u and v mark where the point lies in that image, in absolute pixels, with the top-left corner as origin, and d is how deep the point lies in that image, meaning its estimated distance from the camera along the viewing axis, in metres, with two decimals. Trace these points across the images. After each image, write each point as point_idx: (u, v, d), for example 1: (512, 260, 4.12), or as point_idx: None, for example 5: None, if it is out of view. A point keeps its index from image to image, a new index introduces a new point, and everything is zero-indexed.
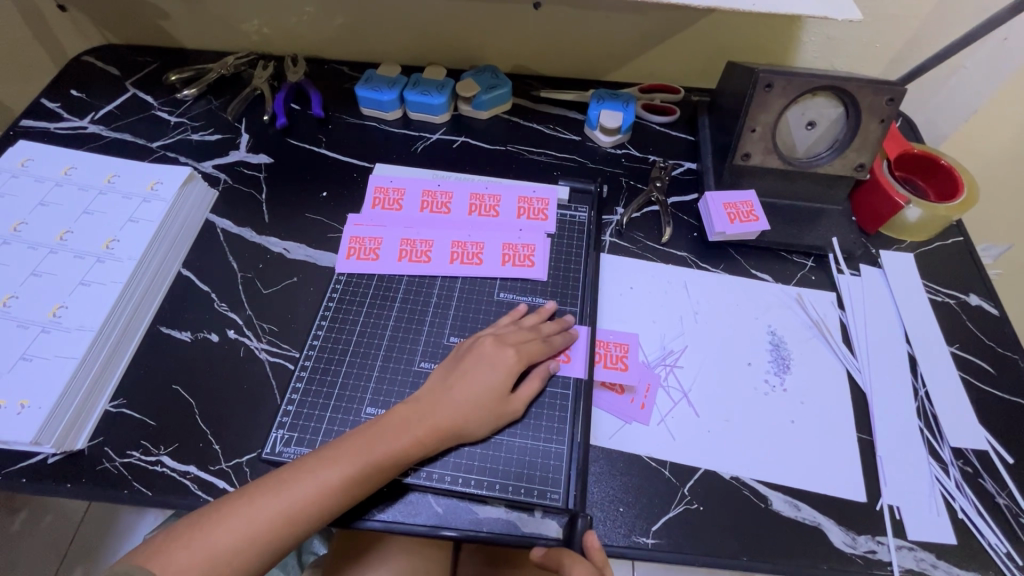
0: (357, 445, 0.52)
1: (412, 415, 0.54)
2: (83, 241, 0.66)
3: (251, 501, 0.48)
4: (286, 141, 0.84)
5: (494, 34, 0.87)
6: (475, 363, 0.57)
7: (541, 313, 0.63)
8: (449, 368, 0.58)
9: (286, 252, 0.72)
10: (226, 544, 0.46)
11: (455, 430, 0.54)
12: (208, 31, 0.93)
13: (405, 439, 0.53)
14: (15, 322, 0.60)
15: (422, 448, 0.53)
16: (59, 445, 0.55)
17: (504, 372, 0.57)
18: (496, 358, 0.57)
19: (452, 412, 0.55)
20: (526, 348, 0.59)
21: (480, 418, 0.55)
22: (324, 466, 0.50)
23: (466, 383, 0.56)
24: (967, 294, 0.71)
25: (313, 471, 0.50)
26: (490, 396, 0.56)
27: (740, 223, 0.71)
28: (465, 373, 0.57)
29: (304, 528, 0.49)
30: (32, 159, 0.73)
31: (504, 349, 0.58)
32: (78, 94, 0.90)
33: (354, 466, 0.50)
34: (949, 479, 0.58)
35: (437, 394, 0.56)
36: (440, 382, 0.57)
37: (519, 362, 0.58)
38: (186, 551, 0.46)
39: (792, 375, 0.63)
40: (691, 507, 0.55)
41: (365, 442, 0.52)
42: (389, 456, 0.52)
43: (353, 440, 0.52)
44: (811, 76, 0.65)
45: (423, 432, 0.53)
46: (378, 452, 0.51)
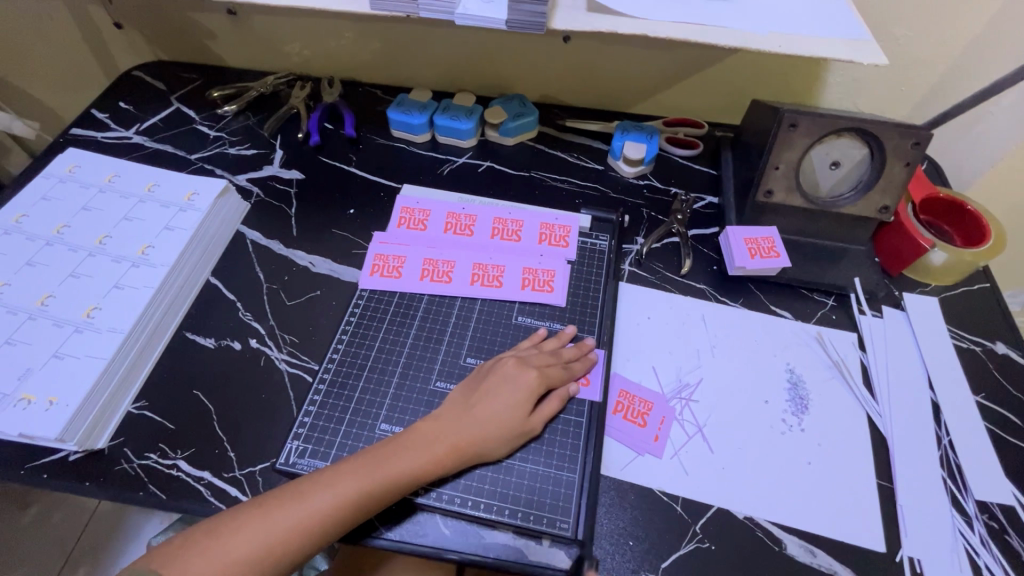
0: (375, 460, 0.52)
1: (432, 432, 0.55)
2: (120, 246, 0.69)
3: (267, 511, 0.49)
4: (318, 158, 0.87)
5: (523, 64, 0.90)
6: (497, 383, 0.58)
7: (561, 337, 0.64)
8: (471, 387, 0.58)
9: (311, 266, 0.74)
10: (241, 553, 0.47)
11: (473, 449, 0.55)
12: (251, 52, 0.98)
13: (425, 455, 0.53)
14: (52, 321, 0.62)
15: (441, 465, 0.53)
16: (81, 443, 0.57)
17: (526, 394, 0.57)
18: (518, 380, 0.58)
19: (472, 431, 0.55)
20: (548, 371, 0.59)
21: (499, 439, 0.55)
22: (342, 479, 0.51)
23: (487, 403, 0.56)
24: (993, 341, 0.69)
25: (332, 483, 0.50)
26: (510, 417, 0.56)
27: (760, 258, 0.71)
28: (486, 393, 0.57)
29: (317, 541, 0.49)
30: (79, 165, 0.77)
31: (527, 371, 0.58)
32: (125, 106, 0.94)
33: (372, 481, 0.51)
34: (973, 534, 0.56)
35: (458, 412, 0.56)
36: (461, 401, 0.57)
37: (541, 385, 0.58)
38: (201, 558, 0.46)
39: (810, 416, 0.62)
40: (702, 545, 0.54)
41: (384, 456, 0.52)
42: (406, 472, 0.52)
43: (372, 454, 0.53)
44: (836, 117, 0.65)
45: (442, 450, 0.54)
46: (396, 467, 0.52)
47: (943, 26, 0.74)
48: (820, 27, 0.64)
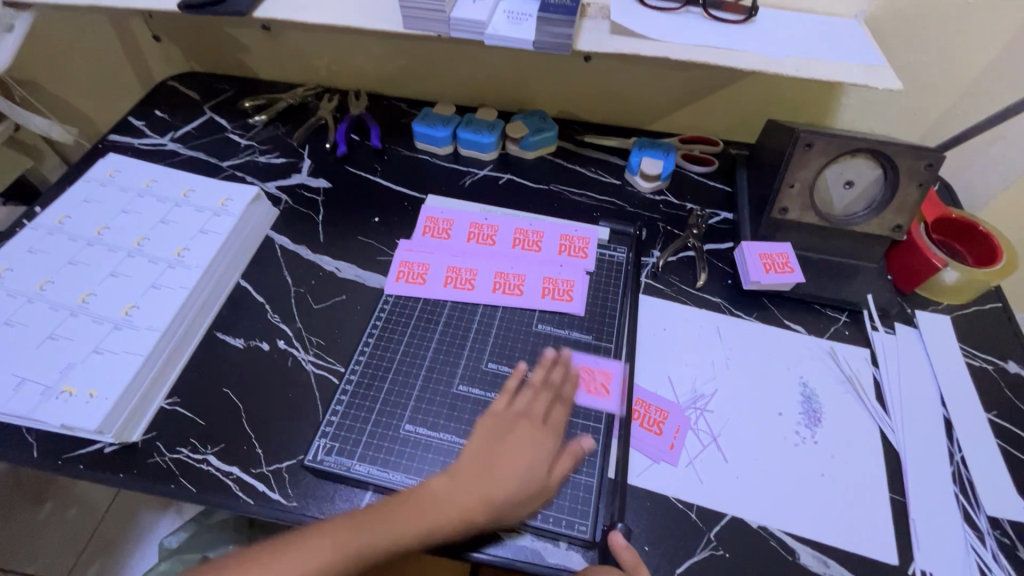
0: (382, 521, 0.51)
1: (442, 493, 0.53)
2: (157, 248, 0.72)
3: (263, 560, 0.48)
4: (345, 168, 0.90)
5: (545, 82, 0.93)
6: (518, 443, 0.56)
7: (568, 376, 0.64)
8: (490, 441, 0.57)
9: (338, 271, 0.76)
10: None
11: (488, 518, 0.52)
12: (282, 65, 1.01)
13: (435, 521, 0.51)
14: (92, 318, 0.65)
15: (450, 531, 0.52)
16: (118, 435, 0.59)
17: (543, 456, 0.56)
18: (537, 442, 0.57)
19: (487, 495, 0.53)
20: (558, 422, 0.59)
21: (516, 505, 0.53)
22: (345, 538, 0.49)
23: (503, 466, 0.55)
24: (1005, 360, 0.70)
25: (334, 541, 0.49)
26: (527, 483, 0.54)
27: (775, 273, 0.73)
28: (505, 453, 0.56)
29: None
30: (119, 170, 0.81)
31: (547, 433, 0.58)
32: (161, 114, 0.98)
33: (377, 541, 0.50)
34: (985, 549, 0.56)
35: (475, 473, 0.54)
36: (479, 457, 0.55)
37: (557, 448, 0.58)
38: None
39: (823, 429, 0.64)
40: (717, 552, 0.55)
41: (392, 515, 0.51)
42: (414, 536, 0.50)
43: (380, 512, 0.51)
44: (850, 138, 0.67)
45: (455, 515, 0.52)
46: (404, 530, 0.51)
47: (955, 53, 0.76)
48: (836, 52, 0.66)
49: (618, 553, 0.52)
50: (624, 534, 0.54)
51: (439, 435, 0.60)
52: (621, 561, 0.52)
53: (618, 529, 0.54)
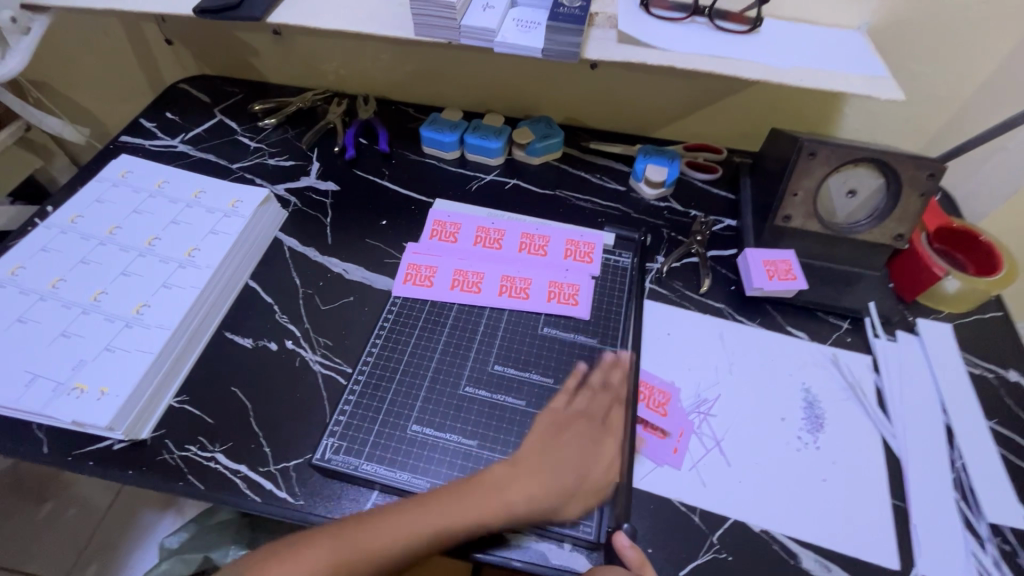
0: (448, 505, 0.53)
1: (510, 480, 0.56)
2: (168, 248, 0.73)
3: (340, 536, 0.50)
4: (353, 172, 0.91)
5: (551, 89, 0.94)
6: (578, 440, 0.59)
7: (616, 367, 0.65)
8: (551, 434, 0.59)
9: (345, 273, 0.77)
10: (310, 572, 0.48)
11: (544, 509, 0.55)
12: (292, 69, 1.03)
13: (496, 508, 0.53)
14: (103, 316, 0.66)
15: (509, 519, 0.54)
16: (128, 432, 0.60)
17: (604, 456, 0.59)
18: (598, 440, 0.59)
19: (545, 487, 0.56)
20: (615, 419, 0.62)
21: (572, 500, 0.56)
22: (414, 518, 0.52)
23: (565, 457, 0.58)
24: (1006, 369, 0.71)
25: (402, 520, 0.52)
26: (584, 479, 0.57)
27: (778, 280, 0.73)
28: (564, 447, 0.59)
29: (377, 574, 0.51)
30: (131, 171, 0.82)
31: (608, 432, 0.60)
32: (172, 117, 0.99)
33: (443, 525, 0.52)
34: (985, 555, 0.57)
35: (536, 465, 0.57)
36: (542, 450, 0.58)
37: (619, 450, 0.60)
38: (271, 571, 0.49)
39: (825, 434, 0.64)
40: (719, 555, 0.56)
41: (465, 498, 0.54)
42: (476, 522, 0.53)
43: (447, 495, 0.54)
44: (854, 148, 0.68)
45: (516, 504, 0.54)
46: (467, 517, 0.53)
47: (956, 65, 0.77)
48: (839, 63, 0.67)
49: (621, 552, 0.53)
50: (629, 534, 0.55)
51: (446, 435, 0.61)
52: (625, 561, 0.52)
53: (623, 529, 0.55)
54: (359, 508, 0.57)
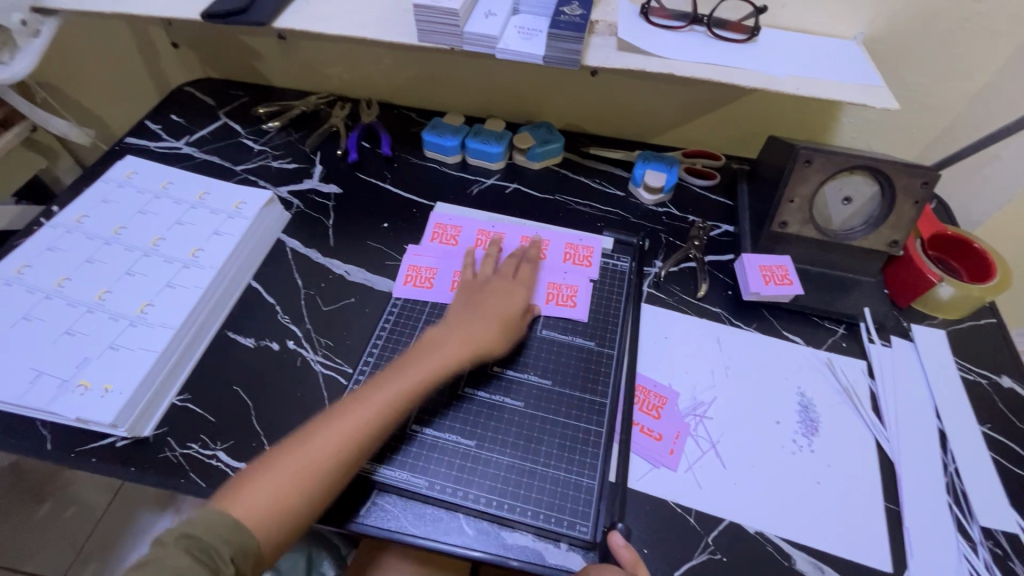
0: (402, 368, 0.61)
1: (446, 337, 0.65)
2: (172, 248, 0.74)
3: (311, 432, 0.54)
4: (355, 175, 0.92)
5: (552, 95, 0.95)
6: (494, 293, 0.70)
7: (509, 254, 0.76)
8: (472, 303, 0.69)
9: (347, 275, 0.78)
10: (308, 460, 0.52)
11: (484, 346, 0.65)
12: (296, 73, 1.04)
13: (443, 354, 0.63)
14: (108, 314, 0.67)
15: (459, 357, 0.63)
16: (131, 429, 0.60)
17: (518, 298, 0.70)
18: (510, 290, 0.70)
19: (481, 330, 0.66)
20: (529, 281, 0.73)
21: (503, 332, 0.67)
22: (382, 385, 0.59)
23: (488, 311, 0.68)
24: (999, 375, 0.72)
25: (368, 396, 0.58)
26: (507, 316, 0.68)
27: (774, 285, 0.74)
28: (483, 301, 0.69)
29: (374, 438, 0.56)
30: (136, 172, 0.83)
31: (516, 283, 0.72)
32: (177, 119, 1.01)
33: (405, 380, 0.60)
34: (977, 559, 0.57)
35: (464, 321, 0.67)
36: (466, 314, 0.67)
37: (525, 291, 0.72)
38: (254, 489, 0.50)
39: (819, 437, 0.65)
40: (714, 557, 0.56)
41: (413, 363, 0.62)
42: (433, 366, 0.62)
43: (403, 362, 0.62)
44: (849, 155, 0.69)
45: (458, 346, 0.64)
46: (425, 365, 0.62)
47: (951, 75, 0.79)
48: (835, 72, 0.68)
49: (616, 552, 0.53)
50: (623, 534, 0.55)
51: (444, 435, 0.62)
52: (619, 560, 0.53)
53: (617, 529, 0.56)
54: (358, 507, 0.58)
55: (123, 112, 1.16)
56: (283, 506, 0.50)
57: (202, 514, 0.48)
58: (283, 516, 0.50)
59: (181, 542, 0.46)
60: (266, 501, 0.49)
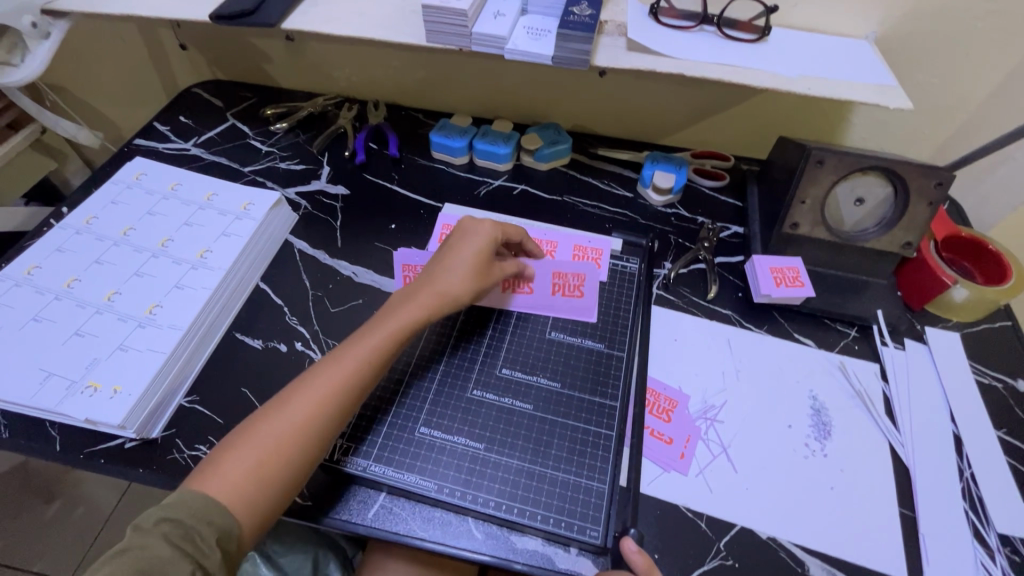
0: (367, 331, 0.60)
1: (414, 290, 0.64)
2: (180, 249, 0.74)
3: (283, 400, 0.55)
4: (363, 176, 0.92)
5: (560, 96, 0.95)
6: (458, 238, 0.67)
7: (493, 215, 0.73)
8: (439, 254, 0.67)
9: (355, 276, 0.78)
10: (286, 425, 0.53)
11: (451, 296, 0.63)
12: (304, 75, 1.04)
13: (409, 309, 0.61)
14: (116, 315, 0.67)
15: (426, 311, 0.62)
16: (139, 431, 0.60)
17: (485, 239, 0.66)
18: (476, 231, 0.67)
19: (448, 281, 0.64)
20: (502, 223, 0.69)
21: (471, 279, 0.64)
22: (347, 351, 0.58)
23: (454, 257, 0.65)
24: (1014, 379, 0.71)
25: (337, 358, 0.58)
26: (475, 259, 0.65)
27: (785, 287, 0.73)
28: (449, 250, 0.66)
29: (346, 402, 0.56)
30: (145, 173, 0.83)
31: (483, 221, 0.68)
32: (185, 120, 1.01)
33: (370, 342, 0.59)
34: (995, 566, 0.56)
35: (431, 274, 0.65)
36: (434, 266, 0.66)
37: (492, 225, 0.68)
38: (231, 460, 0.50)
39: (832, 441, 0.64)
40: (727, 562, 0.56)
41: (381, 320, 0.61)
42: (399, 324, 0.60)
43: (369, 326, 0.61)
44: (862, 156, 0.69)
45: (424, 300, 0.62)
46: (390, 324, 0.60)
47: (965, 75, 0.78)
48: (848, 73, 0.68)
49: (628, 557, 0.53)
50: (636, 540, 0.54)
51: (453, 438, 0.61)
52: (632, 566, 0.52)
53: (629, 535, 0.55)
54: (367, 511, 0.58)
55: (124, 113, 1.17)
56: (259, 480, 0.50)
57: (177, 499, 0.47)
58: (260, 489, 0.50)
59: (160, 527, 0.45)
60: (240, 477, 0.50)
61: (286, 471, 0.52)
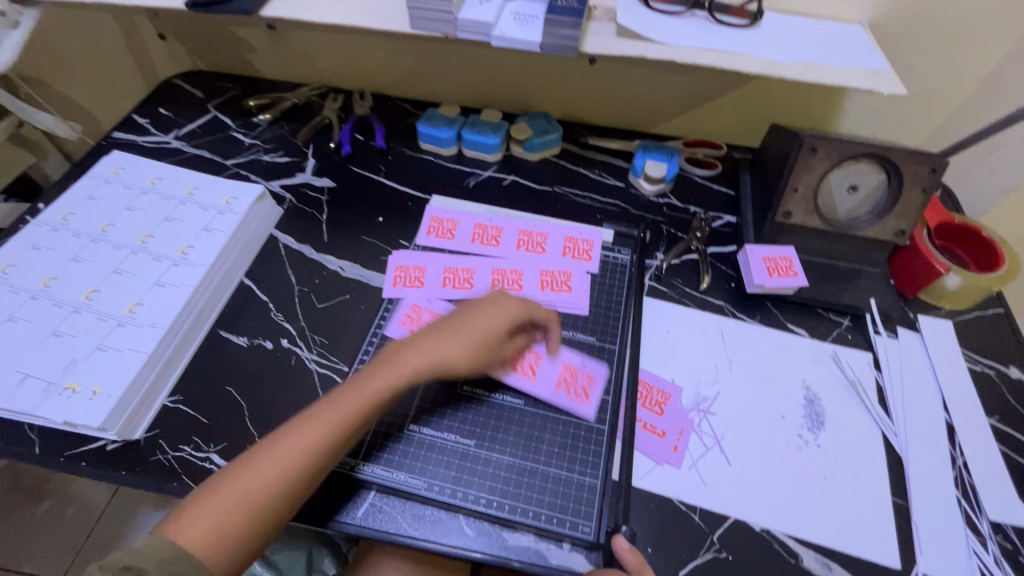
0: (345, 389, 0.55)
1: (412, 349, 0.58)
2: (161, 246, 0.72)
3: (258, 453, 0.51)
4: (349, 168, 0.90)
5: (550, 84, 0.93)
6: (476, 305, 0.62)
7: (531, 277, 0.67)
8: (451, 315, 0.62)
9: (341, 270, 0.76)
10: (257, 484, 0.49)
11: (443, 364, 0.58)
12: (287, 65, 1.02)
13: (404, 373, 0.57)
14: (95, 314, 0.65)
15: (411, 377, 0.57)
16: (120, 432, 0.59)
17: (490, 313, 0.61)
18: (483, 304, 0.62)
19: (441, 348, 0.58)
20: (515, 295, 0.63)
21: (466, 352, 0.59)
22: (322, 406, 0.54)
23: (466, 324, 0.60)
24: (1007, 366, 0.70)
25: (320, 412, 0.53)
26: (484, 334, 0.60)
27: (778, 277, 0.73)
28: (462, 315, 0.61)
29: (313, 467, 0.51)
30: (123, 167, 0.81)
31: (493, 295, 0.63)
32: (165, 112, 0.98)
33: (346, 403, 0.54)
34: (987, 553, 0.56)
35: (431, 337, 0.59)
36: (443, 326, 0.60)
37: (516, 303, 0.62)
38: (201, 510, 0.48)
39: (825, 432, 0.64)
40: (720, 555, 0.55)
41: (373, 378, 0.56)
42: (380, 387, 0.55)
43: (350, 382, 0.56)
44: (855, 143, 0.68)
45: (412, 364, 0.57)
46: (370, 387, 0.55)
47: (959, 59, 0.77)
48: (841, 57, 0.66)
49: (620, 555, 0.52)
50: (627, 537, 0.54)
51: (443, 434, 0.60)
52: (623, 563, 0.52)
53: (622, 532, 0.54)
54: (355, 509, 0.56)
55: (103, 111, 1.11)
56: (224, 542, 0.48)
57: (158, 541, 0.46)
58: (216, 553, 0.47)
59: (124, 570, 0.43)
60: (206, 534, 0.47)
61: (245, 533, 0.48)
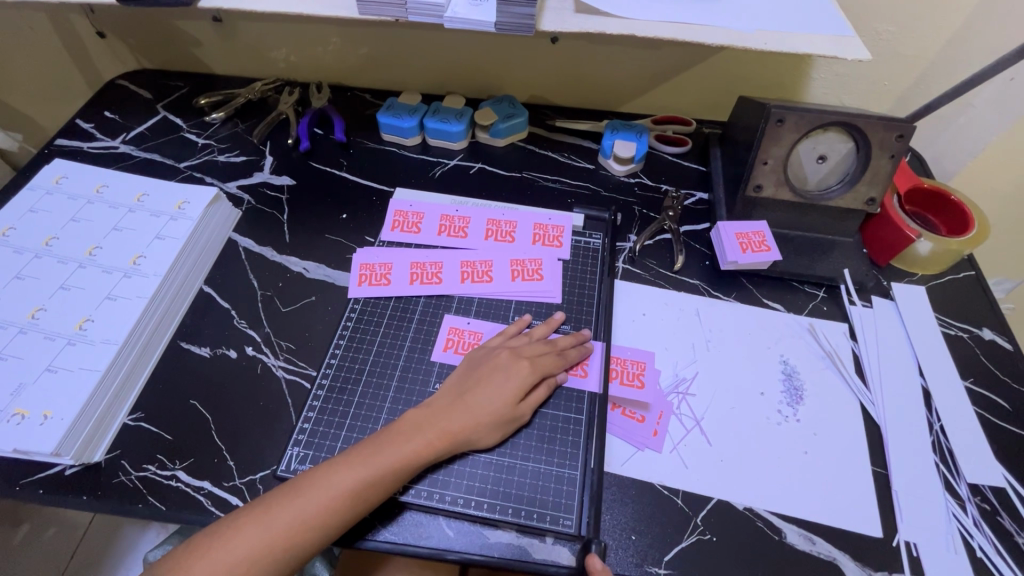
0: (363, 456, 0.52)
1: (427, 418, 0.56)
2: (111, 257, 0.68)
3: (262, 512, 0.49)
4: (309, 164, 0.86)
5: (513, 66, 0.90)
6: (494, 367, 0.59)
7: (550, 323, 0.65)
8: (469, 377, 0.59)
9: (305, 272, 0.74)
10: (257, 545, 0.48)
11: (465, 436, 0.56)
12: (238, 58, 0.97)
13: (418, 444, 0.54)
14: (42, 334, 0.62)
15: (433, 450, 0.54)
16: (78, 456, 0.56)
17: (517, 383, 0.58)
18: (510, 369, 0.59)
19: (463, 419, 0.56)
20: (540, 360, 0.60)
21: (489, 426, 0.56)
22: (338, 471, 0.52)
23: (483, 388, 0.58)
24: (979, 328, 0.71)
25: (329, 478, 0.51)
26: (500, 402, 0.57)
27: (752, 252, 0.72)
28: (480, 380, 0.59)
29: (322, 536, 0.50)
30: (66, 176, 0.77)
31: (519, 361, 0.60)
32: (111, 115, 0.93)
33: (363, 472, 0.51)
34: (966, 516, 0.57)
35: (449, 405, 0.57)
36: (460, 391, 0.58)
37: (533, 367, 0.60)
38: (199, 564, 0.47)
39: (805, 406, 0.63)
40: (704, 537, 0.55)
41: (386, 446, 0.53)
42: (398, 458, 0.53)
43: (368, 446, 0.54)
44: (822, 112, 0.66)
45: (432, 436, 0.55)
46: (388, 457, 0.53)
47: (925, 22, 0.76)
48: (806, 23, 0.65)
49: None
50: (601, 554, 0.51)
51: None
52: None
53: (594, 550, 0.52)
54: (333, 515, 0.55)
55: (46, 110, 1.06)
56: None
57: None
58: None
59: None
60: None
61: None
